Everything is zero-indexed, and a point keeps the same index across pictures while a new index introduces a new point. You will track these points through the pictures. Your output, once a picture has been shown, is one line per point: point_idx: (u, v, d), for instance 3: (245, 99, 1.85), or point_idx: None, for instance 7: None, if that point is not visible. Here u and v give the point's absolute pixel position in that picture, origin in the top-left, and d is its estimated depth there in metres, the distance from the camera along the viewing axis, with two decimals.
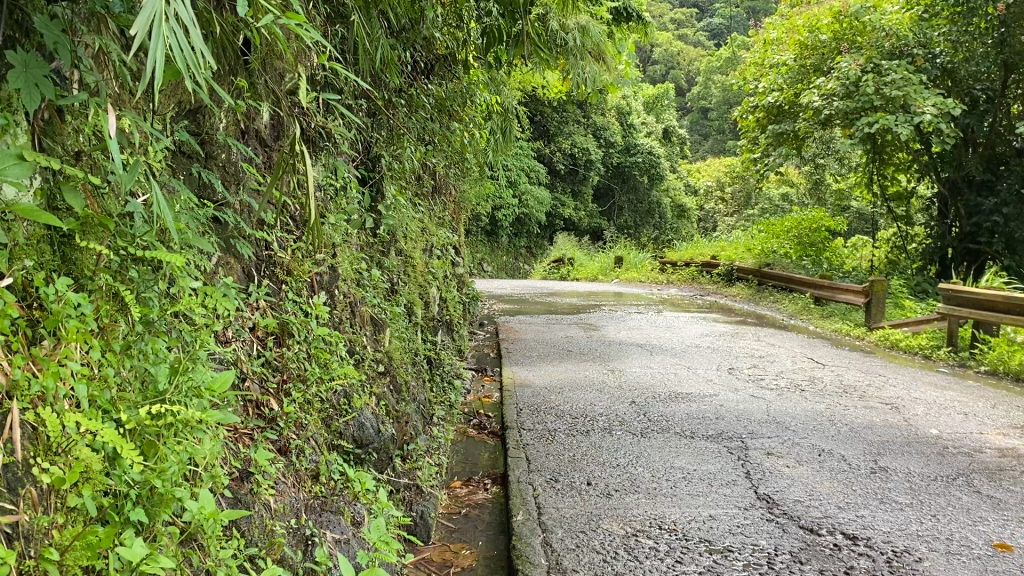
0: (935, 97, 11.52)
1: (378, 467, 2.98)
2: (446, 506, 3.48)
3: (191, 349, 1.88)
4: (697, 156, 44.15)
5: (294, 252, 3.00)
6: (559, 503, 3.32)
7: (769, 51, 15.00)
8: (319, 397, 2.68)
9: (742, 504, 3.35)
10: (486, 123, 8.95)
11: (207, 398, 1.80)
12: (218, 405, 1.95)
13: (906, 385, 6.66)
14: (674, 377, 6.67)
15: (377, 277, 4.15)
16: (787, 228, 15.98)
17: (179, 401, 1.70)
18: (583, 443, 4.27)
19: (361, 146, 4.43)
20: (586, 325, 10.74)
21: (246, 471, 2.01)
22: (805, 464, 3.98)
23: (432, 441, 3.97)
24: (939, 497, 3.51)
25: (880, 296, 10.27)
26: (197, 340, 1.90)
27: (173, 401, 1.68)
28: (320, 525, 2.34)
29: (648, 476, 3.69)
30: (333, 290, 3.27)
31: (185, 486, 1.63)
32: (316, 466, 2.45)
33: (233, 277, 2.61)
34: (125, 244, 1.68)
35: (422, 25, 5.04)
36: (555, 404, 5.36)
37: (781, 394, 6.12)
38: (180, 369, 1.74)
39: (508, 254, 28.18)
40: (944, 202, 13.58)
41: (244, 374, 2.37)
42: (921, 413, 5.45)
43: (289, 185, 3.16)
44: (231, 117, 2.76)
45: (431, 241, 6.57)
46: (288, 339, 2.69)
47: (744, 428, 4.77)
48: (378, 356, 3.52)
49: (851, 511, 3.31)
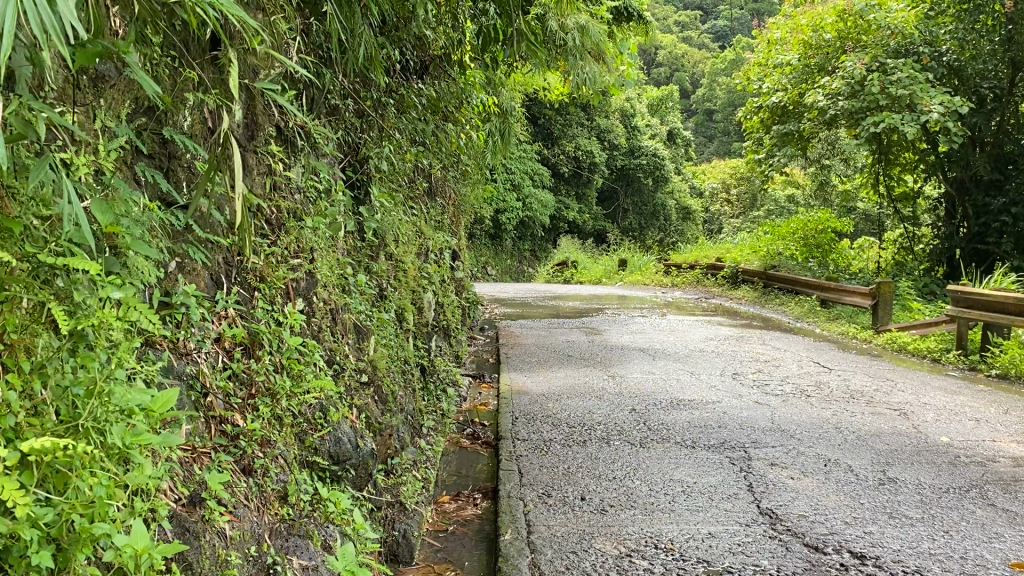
0: (942, 96, 11.33)
1: (357, 485, 2.82)
2: (433, 522, 3.32)
3: (126, 362, 1.65)
4: (702, 158, 43.95)
5: (268, 258, 2.86)
6: (551, 521, 3.16)
7: (773, 51, 14.84)
8: (290, 413, 2.54)
9: (743, 520, 3.18)
10: (484, 125, 8.80)
11: (141, 420, 1.59)
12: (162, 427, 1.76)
13: (915, 390, 6.46)
14: (677, 383, 6.49)
15: (363, 282, 4.00)
16: (793, 229, 15.72)
17: (101, 426, 1.47)
18: (578, 454, 4.11)
19: (347, 148, 4.29)
20: (588, 330, 10.57)
21: (198, 496, 1.87)
22: (811, 476, 3.81)
23: (420, 454, 3.82)
24: (951, 511, 3.34)
25: (887, 298, 10.08)
26: (136, 353, 1.69)
27: (93, 427, 1.45)
28: (285, 552, 2.20)
29: (645, 490, 3.52)
30: (311, 297, 3.11)
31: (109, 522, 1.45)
32: (284, 486, 2.32)
33: (199, 285, 2.47)
34: (39, 247, 1.46)
35: (412, 23, 4.89)
36: (552, 412, 5.20)
37: (786, 400, 5.94)
38: (100, 390, 1.49)
39: (513, 257, 28.06)
40: (952, 202, 13.38)
41: (207, 389, 2.25)
42: (931, 419, 5.27)
43: (263, 186, 3.01)
44: (196, 114, 2.60)
45: (427, 245, 6.43)
46: (257, 351, 2.55)
47: (748, 437, 4.60)
48: (360, 365, 3.36)
49: (858, 526, 3.14)
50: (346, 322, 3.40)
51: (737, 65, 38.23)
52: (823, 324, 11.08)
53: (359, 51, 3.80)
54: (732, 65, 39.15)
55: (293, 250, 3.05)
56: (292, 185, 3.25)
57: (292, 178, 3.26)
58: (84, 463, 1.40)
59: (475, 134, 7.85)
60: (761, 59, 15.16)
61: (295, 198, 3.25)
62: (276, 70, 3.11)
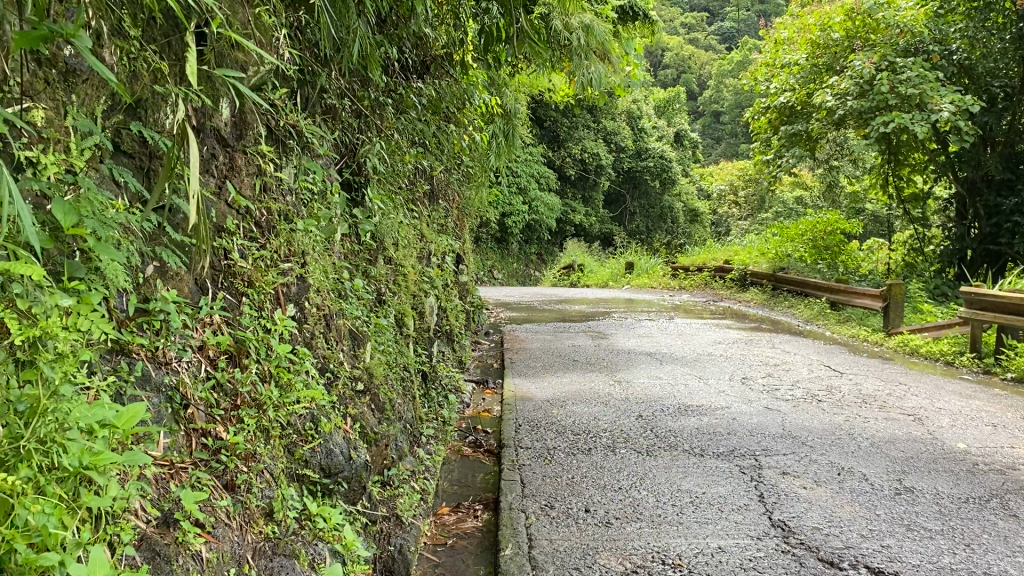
0: (952, 95, 11.18)
1: (350, 499, 2.70)
2: (431, 535, 3.21)
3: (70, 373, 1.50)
4: (709, 160, 43.75)
5: (256, 262, 2.75)
6: (553, 534, 3.03)
7: (780, 51, 14.70)
8: (278, 424, 2.43)
9: (754, 533, 3.05)
10: (488, 126, 8.70)
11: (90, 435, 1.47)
12: (124, 444, 1.64)
13: (929, 394, 6.31)
14: (684, 388, 6.36)
15: (360, 286, 3.89)
16: (801, 230, 15.41)
17: (45, 449, 1.34)
18: (583, 463, 3.98)
19: (342, 149, 4.18)
20: (594, 334, 10.44)
21: (171, 517, 1.77)
22: (824, 485, 3.67)
23: (419, 463, 3.71)
24: (972, 523, 3.20)
25: (898, 300, 9.93)
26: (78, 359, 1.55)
27: (37, 449, 1.32)
28: (270, 573, 2.08)
29: (652, 501, 3.39)
30: (303, 302, 2.99)
31: (57, 551, 1.32)
32: (270, 502, 2.20)
33: (181, 290, 2.36)
34: None
35: (411, 22, 4.79)
36: (556, 419, 5.07)
37: (797, 405, 5.80)
38: (43, 408, 1.37)
39: (520, 261, 27.95)
40: (963, 203, 13.21)
41: (188, 399, 2.14)
42: (947, 425, 5.12)
43: (252, 188, 2.91)
44: (181, 112, 2.49)
45: (429, 248, 6.33)
46: (244, 359, 2.45)
47: (758, 444, 4.47)
48: (355, 373, 3.25)
49: (875, 540, 3.00)
50: (341, 328, 3.29)
51: (744, 66, 38.06)
52: (833, 327, 10.93)
53: (353, 48, 3.69)
54: (739, 67, 38.98)
55: (284, 253, 2.94)
56: (284, 186, 3.14)
57: (283, 180, 3.16)
58: (22, 489, 1.27)
59: (478, 136, 7.74)
60: (769, 60, 15.02)
61: (286, 199, 3.14)
62: (266, 67, 3.01)
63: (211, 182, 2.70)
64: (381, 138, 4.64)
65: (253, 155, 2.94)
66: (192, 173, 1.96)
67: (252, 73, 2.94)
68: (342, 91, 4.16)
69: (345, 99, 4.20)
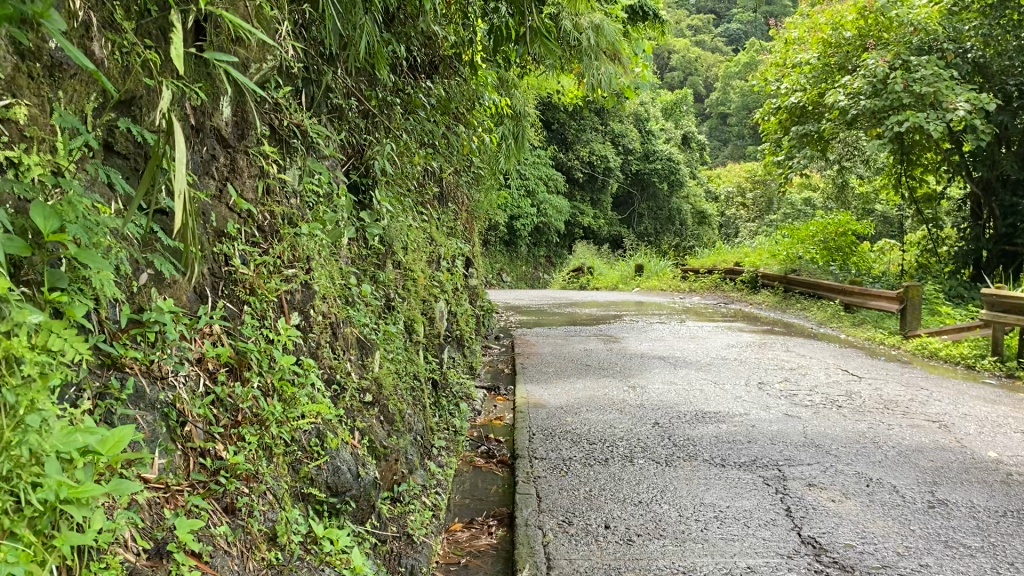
0: (968, 93, 10.99)
1: (358, 519, 2.56)
2: (444, 554, 3.06)
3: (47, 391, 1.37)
4: (717, 161, 43.46)
5: (258, 268, 2.62)
6: (572, 553, 2.88)
7: (791, 51, 14.52)
8: (282, 441, 2.29)
9: (784, 551, 2.90)
10: (497, 128, 8.57)
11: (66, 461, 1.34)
12: (105, 473, 1.50)
13: (952, 400, 6.14)
14: (701, 394, 6.20)
15: (369, 292, 3.75)
16: (813, 232, 15.17)
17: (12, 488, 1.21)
18: (600, 475, 3.82)
19: (348, 151, 4.04)
20: (605, 337, 10.28)
21: (162, 548, 1.63)
22: (853, 499, 3.51)
23: (430, 477, 3.56)
24: (1013, 539, 3.03)
25: (915, 302, 9.75)
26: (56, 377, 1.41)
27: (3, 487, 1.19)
28: None
29: (674, 516, 3.24)
30: (309, 310, 2.86)
31: None
32: (272, 526, 2.06)
33: (178, 300, 2.23)
34: None
35: (420, 19, 4.66)
36: (570, 427, 4.92)
37: (818, 411, 5.63)
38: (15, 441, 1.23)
39: (528, 264, 27.81)
40: (978, 203, 13.02)
41: (185, 416, 2.01)
42: (974, 432, 4.95)
43: (254, 190, 2.78)
44: (179, 111, 2.36)
45: (438, 252, 6.19)
46: (245, 372, 2.31)
47: (781, 453, 4.31)
48: (364, 384, 3.11)
49: (912, 559, 2.84)
50: (348, 337, 3.15)
51: (752, 68, 37.84)
52: (848, 330, 10.75)
53: (359, 45, 3.56)
54: (747, 68, 38.79)
55: (288, 259, 2.80)
56: (288, 188, 3.00)
57: (287, 182, 3.02)
58: None
59: (487, 138, 7.59)
60: (779, 60, 14.83)
61: (291, 202, 3.00)
62: (268, 64, 2.88)
63: (212, 184, 2.58)
64: (387, 139, 4.50)
65: (255, 156, 2.82)
66: (177, 172, 1.76)
67: (254, 71, 2.81)
68: (346, 91, 4.02)
69: (351, 98, 4.06)
